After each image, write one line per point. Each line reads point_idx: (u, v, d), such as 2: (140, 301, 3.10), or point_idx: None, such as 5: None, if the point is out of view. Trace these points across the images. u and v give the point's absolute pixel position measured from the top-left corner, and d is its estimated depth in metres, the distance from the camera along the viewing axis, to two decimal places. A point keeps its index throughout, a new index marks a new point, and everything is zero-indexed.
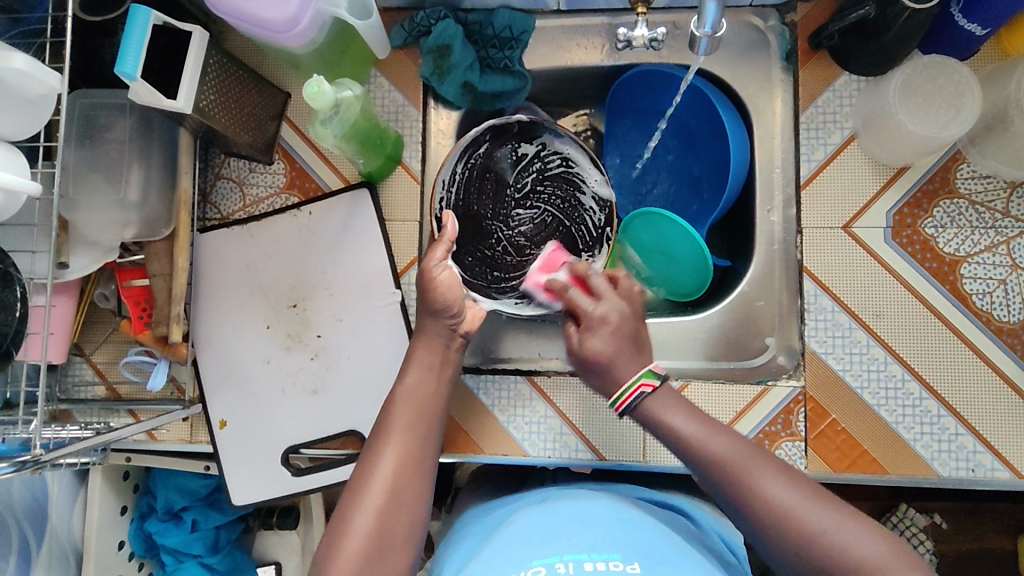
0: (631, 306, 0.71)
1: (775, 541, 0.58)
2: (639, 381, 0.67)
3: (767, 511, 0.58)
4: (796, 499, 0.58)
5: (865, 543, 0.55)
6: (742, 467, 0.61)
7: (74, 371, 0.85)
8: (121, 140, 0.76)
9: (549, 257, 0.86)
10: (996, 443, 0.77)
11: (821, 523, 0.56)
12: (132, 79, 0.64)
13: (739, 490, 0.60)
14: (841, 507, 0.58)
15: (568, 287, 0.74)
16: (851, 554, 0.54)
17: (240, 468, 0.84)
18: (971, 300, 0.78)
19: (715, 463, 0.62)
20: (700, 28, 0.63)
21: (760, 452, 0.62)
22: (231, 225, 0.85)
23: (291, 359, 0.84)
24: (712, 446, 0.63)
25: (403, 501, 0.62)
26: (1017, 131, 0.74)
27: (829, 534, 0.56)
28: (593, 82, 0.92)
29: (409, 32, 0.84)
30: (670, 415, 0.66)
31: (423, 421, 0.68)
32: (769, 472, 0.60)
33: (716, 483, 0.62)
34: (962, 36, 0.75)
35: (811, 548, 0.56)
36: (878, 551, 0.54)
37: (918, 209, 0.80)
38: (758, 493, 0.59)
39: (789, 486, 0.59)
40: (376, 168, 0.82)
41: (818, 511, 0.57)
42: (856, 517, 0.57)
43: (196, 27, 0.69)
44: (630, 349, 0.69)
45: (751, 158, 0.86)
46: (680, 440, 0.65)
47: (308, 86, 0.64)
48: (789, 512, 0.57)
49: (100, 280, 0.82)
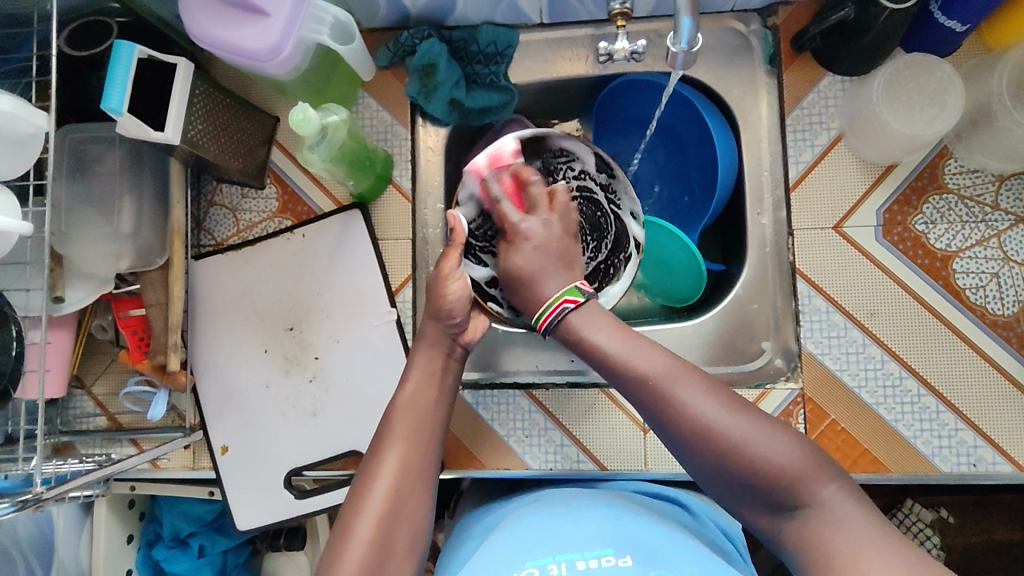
0: (558, 219, 0.74)
1: (695, 449, 0.58)
2: (560, 298, 0.67)
3: (693, 425, 0.58)
4: (716, 411, 0.58)
5: (779, 451, 0.56)
6: (666, 379, 0.60)
7: (75, 403, 0.86)
8: (112, 173, 0.77)
9: (500, 152, 0.78)
10: (996, 437, 0.77)
11: (740, 435, 0.57)
12: (118, 113, 0.64)
13: (664, 404, 0.59)
14: (760, 420, 0.58)
15: (502, 197, 0.76)
16: (771, 462, 0.56)
17: (245, 493, 0.84)
18: (965, 295, 0.79)
19: (641, 379, 0.61)
20: (676, 44, 0.60)
21: (683, 364, 0.61)
22: (226, 251, 0.86)
23: (290, 383, 0.84)
24: (637, 359, 0.62)
25: (405, 512, 0.61)
26: (1002, 126, 0.74)
27: (748, 444, 0.56)
28: (579, 93, 0.93)
29: (394, 52, 0.85)
30: (597, 335, 0.64)
31: (425, 429, 0.67)
32: (691, 384, 0.59)
33: (637, 394, 0.61)
34: (942, 33, 0.76)
35: (730, 455, 0.57)
36: (798, 458, 0.56)
37: (907, 206, 0.80)
38: (685, 408, 0.58)
39: (711, 399, 0.59)
40: (367, 188, 0.83)
41: (737, 423, 0.57)
42: (774, 426, 0.58)
43: (180, 59, 0.69)
44: (556, 263, 0.70)
45: (739, 162, 0.86)
46: (605, 357, 0.63)
47: (294, 114, 0.64)
48: (709, 423, 0.57)
49: (97, 312, 0.82)
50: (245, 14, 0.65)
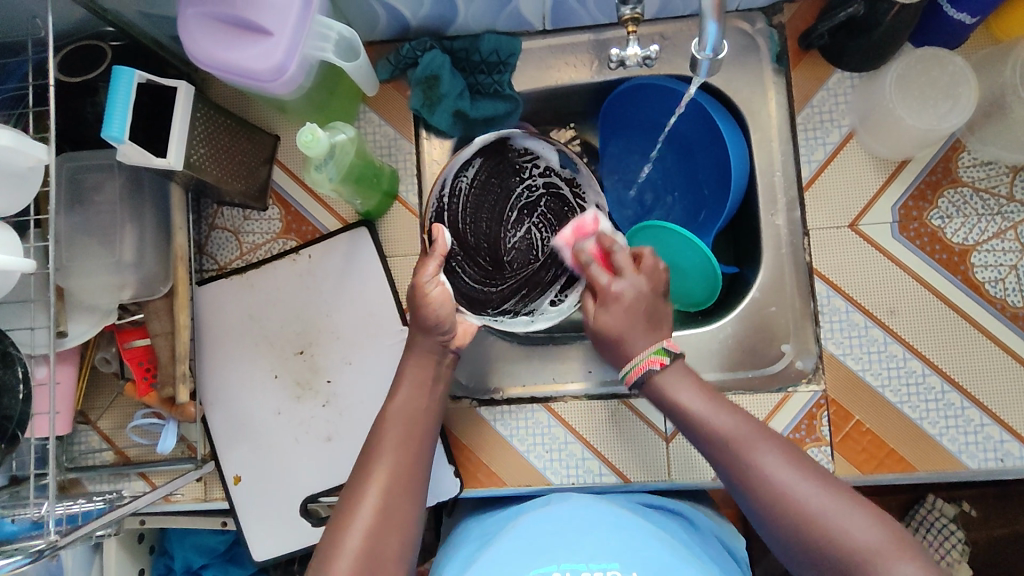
0: (648, 289, 0.70)
1: (775, 518, 0.60)
2: (648, 357, 0.67)
3: (771, 493, 0.60)
4: (795, 480, 0.60)
5: (859, 529, 0.57)
6: (746, 443, 0.63)
7: (80, 439, 0.83)
8: (112, 201, 0.74)
9: (584, 222, 0.80)
10: (1022, 431, 0.76)
11: (819, 505, 0.58)
12: (119, 141, 0.62)
13: (744, 470, 0.62)
14: (838, 491, 0.59)
15: (590, 262, 0.74)
16: (850, 537, 0.56)
17: (260, 523, 0.82)
18: (985, 289, 0.78)
19: (722, 441, 0.64)
20: (701, 51, 0.58)
21: (764, 430, 0.64)
22: (230, 275, 0.84)
23: (302, 408, 0.82)
24: (718, 419, 0.65)
25: (395, 522, 0.62)
26: (1016, 117, 0.74)
27: (827, 513, 0.58)
28: (583, 99, 0.91)
29: (396, 65, 0.83)
30: (683, 393, 0.67)
31: (414, 438, 0.67)
32: (769, 448, 0.62)
33: (718, 458, 0.64)
34: (951, 26, 0.75)
35: (806, 523, 0.58)
36: (876, 534, 0.56)
37: (922, 201, 0.79)
38: (762, 473, 0.61)
39: (792, 468, 0.61)
40: (374, 206, 0.81)
41: (816, 492, 0.59)
42: (853, 498, 0.59)
43: (180, 82, 0.67)
44: (643, 327, 0.69)
45: (750, 163, 0.85)
46: (688, 417, 0.66)
47: (302, 135, 0.62)
48: (788, 491, 0.59)
49: (100, 344, 0.80)
50: (247, 34, 0.63)
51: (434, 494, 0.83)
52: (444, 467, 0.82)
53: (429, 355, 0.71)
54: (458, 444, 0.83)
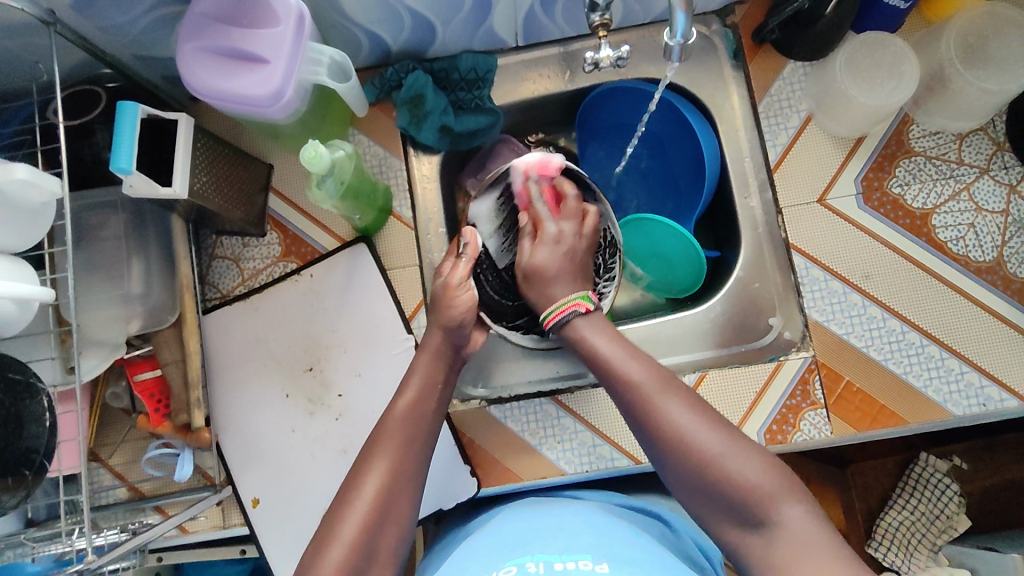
0: (588, 235, 0.80)
1: (672, 462, 0.62)
2: (574, 301, 0.74)
3: (670, 430, 0.62)
4: (695, 426, 0.62)
5: (750, 469, 0.59)
6: (653, 390, 0.65)
7: (92, 478, 0.83)
8: (116, 236, 0.76)
9: (549, 161, 0.81)
10: (999, 375, 0.82)
11: (714, 448, 0.61)
12: (127, 173, 0.64)
13: (648, 413, 0.64)
14: (735, 438, 0.62)
15: (538, 199, 0.81)
16: (740, 477, 0.59)
17: (281, 543, 0.82)
18: (948, 247, 0.84)
19: (630, 386, 0.66)
20: (672, 39, 0.63)
21: (669, 380, 0.66)
22: (234, 301, 0.86)
23: (316, 424, 0.84)
24: (631, 367, 0.68)
25: (392, 517, 0.62)
26: (955, 88, 0.81)
27: (717, 457, 0.60)
28: (559, 107, 0.97)
29: (380, 87, 0.87)
30: (597, 342, 0.71)
31: (416, 437, 0.68)
32: (673, 398, 0.64)
33: (627, 403, 0.67)
34: (888, 11, 0.82)
35: (699, 464, 0.61)
36: (766, 478, 0.59)
37: (881, 172, 0.86)
38: (665, 418, 0.63)
39: (691, 413, 0.63)
40: (371, 221, 0.84)
41: (711, 436, 0.61)
42: (748, 446, 0.61)
43: (180, 114, 0.70)
44: (573, 274, 0.77)
45: (720, 153, 0.91)
46: (602, 360, 0.70)
47: (306, 151, 0.65)
48: (686, 434, 0.62)
49: (109, 379, 0.81)
50: (245, 63, 0.67)
51: (452, 495, 0.85)
52: (460, 468, 0.84)
53: (439, 355, 0.74)
54: (472, 444, 0.85)
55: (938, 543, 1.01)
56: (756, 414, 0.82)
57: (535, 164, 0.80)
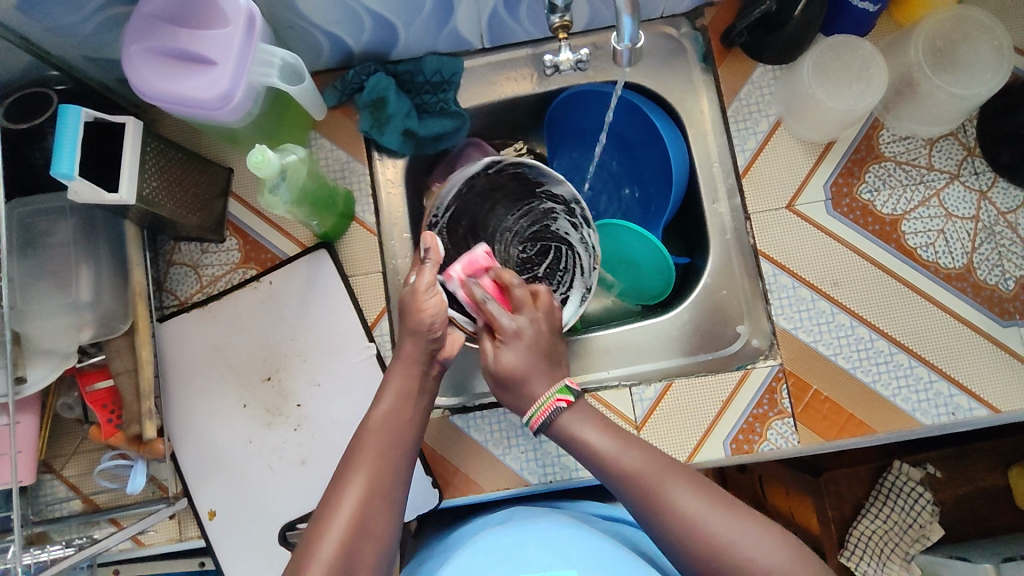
0: (545, 322, 0.74)
1: (675, 549, 0.60)
2: (555, 396, 0.69)
3: (678, 522, 0.60)
4: (702, 509, 0.60)
5: (763, 555, 0.58)
6: (655, 478, 0.62)
7: (45, 490, 0.81)
8: (65, 242, 0.74)
9: (476, 257, 0.79)
10: (968, 384, 0.81)
11: (724, 534, 0.59)
12: (70, 178, 0.62)
13: (650, 502, 0.62)
14: (741, 514, 0.60)
15: (485, 299, 0.73)
16: (754, 564, 0.57)
17: (238, 557, 0.80)
18: (918, 254, 0.83)
19: (631, 480, 0.63)
20: (620, 42, 0.62)
21: (669, 462, 0.64)
22: (191, 309, 0.84)
23: (274, 434, 0.82)
24: (628, 459, 0.64)
25: (371, 534, 0.60)
26: (925, 92, 0.80)
27: (730, 546, 0.58)
28: (528, 111, 0.95)
29: (342, 91, 0.86)
30: (585, 432, 0.67)
31: (393, 449, 0.66)
32: (680, 484, 0.62)
33: (627, 494, 0.63)
34: (857, 14, 0.81)
35: (712, 560, 0.58)
36: (780, 555, 0.58)
37: (851, 177, 0.85)
38: (673, 505, 0.61)
39: (698, 499, 0.61)
40: (331, 227, 0.82)
41: (721, 521, 0.59)
42: (760, 525, 0.60)
43: (129, 118, 0.68)
44: (544, 365, 0.70)
45: (689, 157, 0.89)
46: (598, 456, 0.66)
47: (253, 156, 0.64)
48: (697, 519, 0.60)
49: (61, 389, 0.78)
50: (191, 66, 0.65)
51: (413, 506, 0.83)
52: (422, 479, 0.83)
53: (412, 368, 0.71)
54: (434, 455, 0.83)
55: (911, 552, 1.01)
56: (722, 422, 0.81)
57: (466, 267, 0.79)
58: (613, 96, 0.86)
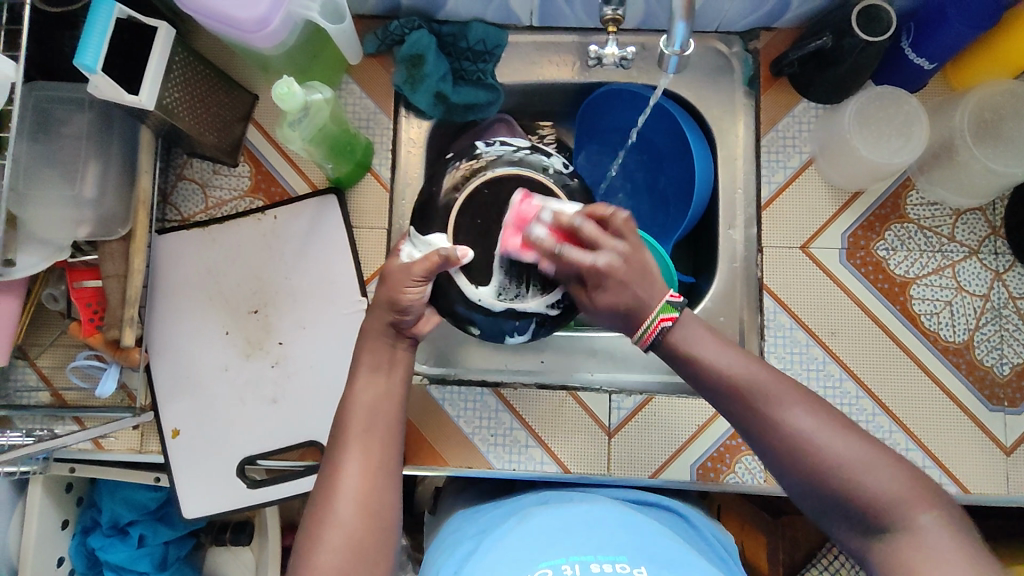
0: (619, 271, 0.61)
1: (782, 461, 0.56)
2: (659, 317, 0.60)
3: (791, 441, 0.56)
4: (818, 429, 0.55)
5: (884, 480, 0.53)
6: (765, 393, 0.57)
7: (17, 375, 0.81)
8: (78, 136, 0.74)
9: (521, 210, 0.67)
10: (943, 459, 0.80)
11: (843, 456, 0.54)
12: (91, 71, 0.61)
13: (761, 419, 0.57)
14: (863, 440, 0.55)
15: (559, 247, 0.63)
16: (873, 489, 0.53)
17: (193, 479, 0.81)
18: (920, 320, 0.82)
19: (739, 392, 0.58)
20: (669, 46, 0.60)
21: (785, 379, 0.58)
22: (192, 227, 0.83)
23: (250, 367, 0.82)
24: (733, 370, 0.59)
25: (377, 507, 0.60)
26: (961, 161, 0.78)
27: (849, 468, 0.54)
28: (563, 99, 0.94)
29: (382, 40, 0.84)
30: (698, 346, 0.60)
31: (384, 429, 0.64)
32: (794, 403, 0.57)
33: (730, 401, 0.59)
34: (912, 69, 0.79)
35: (827, 477, 0.54)
36: (898, 485, 0.53)
37: (870, 232, 0.84)
38: (786, 424, 0.56)
39: (816, 419, 0.56)
40: (345, 174, 0.81)
41: (839, 442, 0.55)
42: (879, 450, 0.55)
43: (162, 24, 0.67)
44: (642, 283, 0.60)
45: (715, 179, 0.88)
46: (702, 369, 0.60)
47: (277, 87, 0.63)
48: (812, 441, 0.55)
49: (49, 280, 0.78)
50: None
51: None
52: None
53: (382, 340, 0.67)
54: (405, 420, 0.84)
55: None
56: (693, 446, 0.82)
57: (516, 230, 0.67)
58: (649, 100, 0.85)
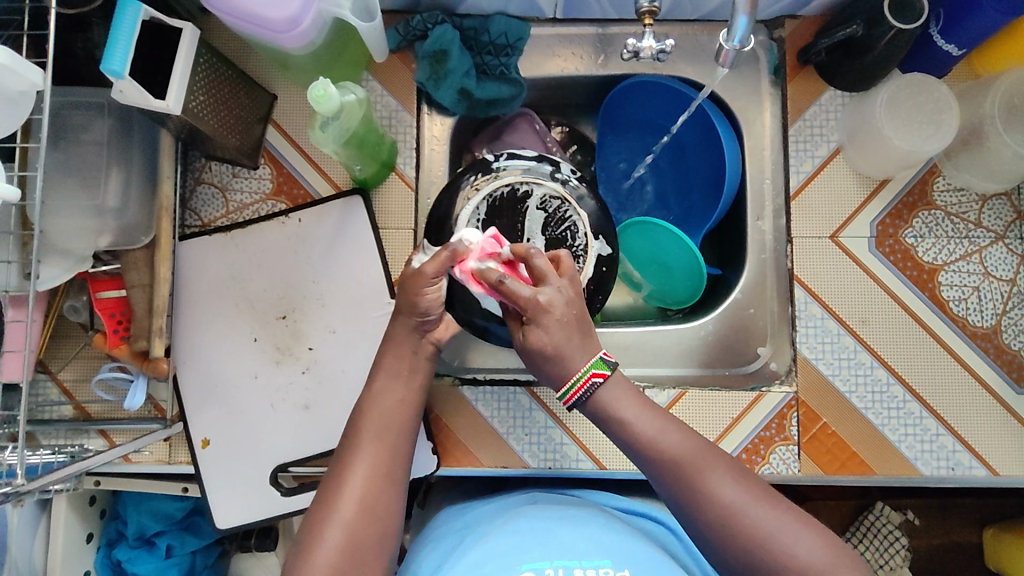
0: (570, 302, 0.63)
1: (709, 534, 0.57)
2: (589, 372, 0.62)
3: (719, 512, 0.56)
4: (745, 499, 0.57)
5: (803, 548, 0.55)
6: (696, 464, 0.58)
7: (38, 390, 0.79)
8: (99, 142, 0.71)
9: (483, 246, 0.66)
10: (973, 443, 0.81)
11: (769, 528, 0.55)
12: (119, 77, 0.59)
13: (690, 491, 0.58)
14: (791, 513, 0.57)
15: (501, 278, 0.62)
16: (797, 559, 0.54)
17: (226, 489, 0.80)
18: (949, 307, 0.83)
19: (670, 464, 0.59)
20: (730, 41, 0.63)
21: (711, 448, 0.60)
22: (214, 233, 0.81)
23: (281, 373, 0.80)
24: (664, 440, 0.60)
25: (377, 514, 0.59)
26: (990, 147, 0.79)
27: (773, 535, 0.55)
28: (585, 91, 0.92)
29: (403, 35, 0.82)
30: (626, 413, 0.62)
31: (394, 431, 0.65)
32: (723, 472, 0.58)
33: (661, 473, 0.59)
34: (940, 55, 0.79)
35: (751, 547, 0.55)
36: (825, 557, 0.54)
37: (898, 220, 0.84)
38: (713, 495, 0.57)
39: (741, 486, 0.58)
40: (371, 175, 0.80)
41: (763, 514, 0.56)
42: (798, 516, 0.57)
43: (185, 24, 0.65)
44: (578, 336, 0.62)
45: (742, 170, 0.88)
46: (635, 439, 0.61)
47: (314, 88, 0.62)
48: (739, 512, 0.56)
49: (70, 291, 0.76)
50: None
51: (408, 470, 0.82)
52: (421, 443, 0.82)
53: None
54: (438, 421, 0.83)
55: None
56: (729, 437, 0.81)
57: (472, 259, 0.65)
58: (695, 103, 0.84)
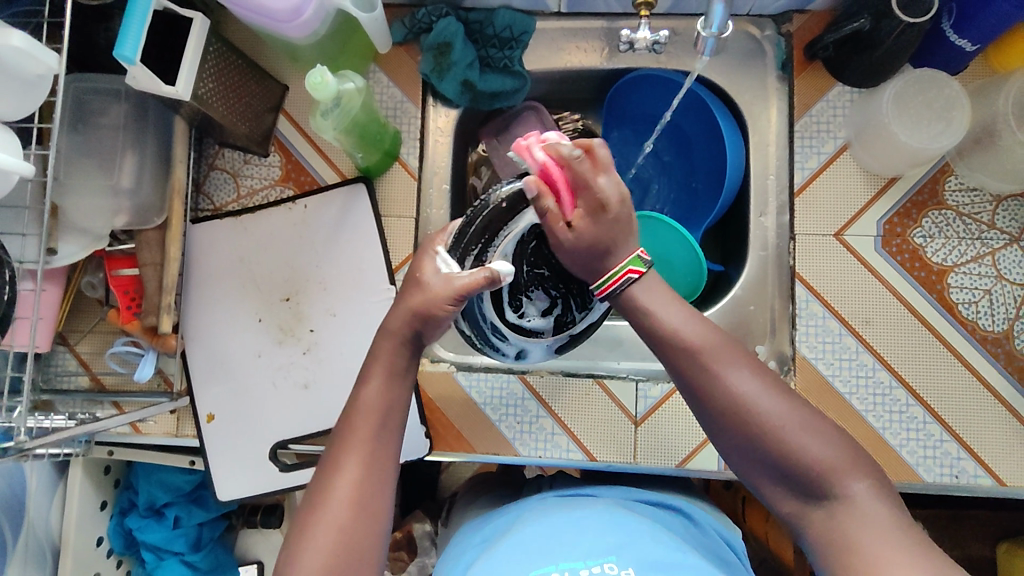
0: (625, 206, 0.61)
1: (720, 423, 0.55)
2: (627, 266, 0.60)
3: (730, 402, 0.54)
4: (760, 392, 0.54)
5: (817, 443, 0.52)
6: (712, 354, 0.56)
7: (57, 361, 0.83)
8: (115, 126, 0.75)
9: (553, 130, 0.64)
10: (980, 450, 0.79)
11: (780, 420, 0.53)
12: (130, 62, 0.62)
13: (702, 379, 0.56)
14: (804, 410, 0.54)
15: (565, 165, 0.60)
16: (800, 452, 0.52)
17: (228, 462, 0.83)
18: (958, 309, 0.80)
19: (684, 351, 0.57)
20: (708, 28, 0.66)
21: (732, 342, 0.57)
22: (224, 216, 0.84)
23: (283, 353, 0.83)
24: (685, 328, 0.57)
25: (368, 515, 0.54)
26: (1005, 145, 0.76)
27: (783, 428, 0.53)
28: (592, 85, 0.93)
29: (410, 28, 0.84)
30: (650, 300, 0.59)
31: (386, 423, 0.58)
32: (738, 365, 0.55)
33: (676, 364, 0.57)
34: (952, 51, 0.77)
35: (761, 437, 0.53)
36: (829, 452, 0.52)
37: (907, 219, 0.82)
38: (725, 385, 0.55)
39: (757, 380, 0.55)
40: (374, 163, 0.82)
41: (776, 405, 0.54)
42: (819, 419, 0.54)
43: (196, 14, 0.68)
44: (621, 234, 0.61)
45: (746, 164, 0.87)
46: (655, 326, 0.58)
47: (311, 76, 0.65)
48: (749, 405, 0.54)
49: (88, 268, 0.80)
50: None
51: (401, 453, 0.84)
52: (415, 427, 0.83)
53: None
54: (432, 406, 0.84)
55: None
56: None
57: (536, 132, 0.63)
58: (681, 86, 0.84)
